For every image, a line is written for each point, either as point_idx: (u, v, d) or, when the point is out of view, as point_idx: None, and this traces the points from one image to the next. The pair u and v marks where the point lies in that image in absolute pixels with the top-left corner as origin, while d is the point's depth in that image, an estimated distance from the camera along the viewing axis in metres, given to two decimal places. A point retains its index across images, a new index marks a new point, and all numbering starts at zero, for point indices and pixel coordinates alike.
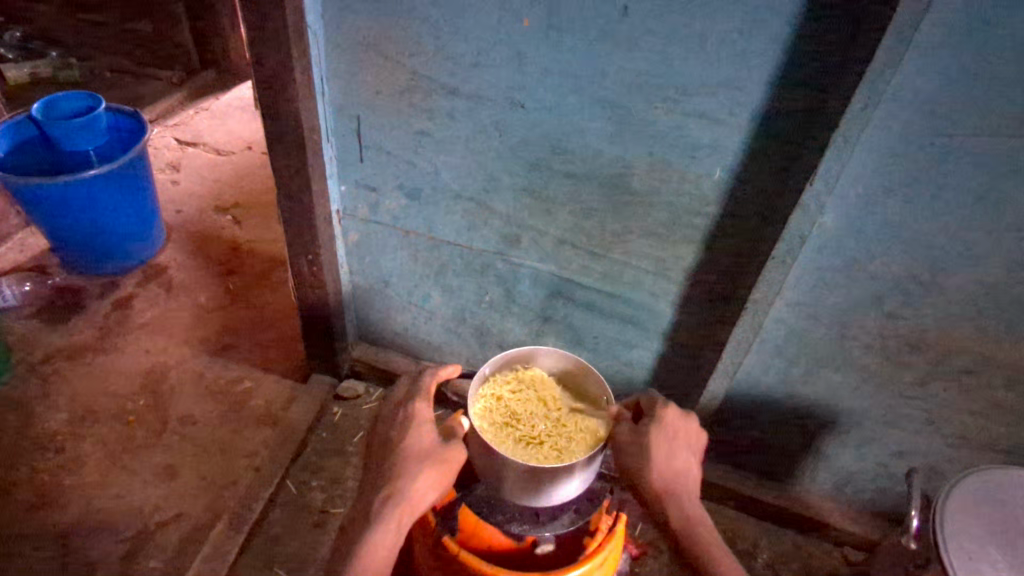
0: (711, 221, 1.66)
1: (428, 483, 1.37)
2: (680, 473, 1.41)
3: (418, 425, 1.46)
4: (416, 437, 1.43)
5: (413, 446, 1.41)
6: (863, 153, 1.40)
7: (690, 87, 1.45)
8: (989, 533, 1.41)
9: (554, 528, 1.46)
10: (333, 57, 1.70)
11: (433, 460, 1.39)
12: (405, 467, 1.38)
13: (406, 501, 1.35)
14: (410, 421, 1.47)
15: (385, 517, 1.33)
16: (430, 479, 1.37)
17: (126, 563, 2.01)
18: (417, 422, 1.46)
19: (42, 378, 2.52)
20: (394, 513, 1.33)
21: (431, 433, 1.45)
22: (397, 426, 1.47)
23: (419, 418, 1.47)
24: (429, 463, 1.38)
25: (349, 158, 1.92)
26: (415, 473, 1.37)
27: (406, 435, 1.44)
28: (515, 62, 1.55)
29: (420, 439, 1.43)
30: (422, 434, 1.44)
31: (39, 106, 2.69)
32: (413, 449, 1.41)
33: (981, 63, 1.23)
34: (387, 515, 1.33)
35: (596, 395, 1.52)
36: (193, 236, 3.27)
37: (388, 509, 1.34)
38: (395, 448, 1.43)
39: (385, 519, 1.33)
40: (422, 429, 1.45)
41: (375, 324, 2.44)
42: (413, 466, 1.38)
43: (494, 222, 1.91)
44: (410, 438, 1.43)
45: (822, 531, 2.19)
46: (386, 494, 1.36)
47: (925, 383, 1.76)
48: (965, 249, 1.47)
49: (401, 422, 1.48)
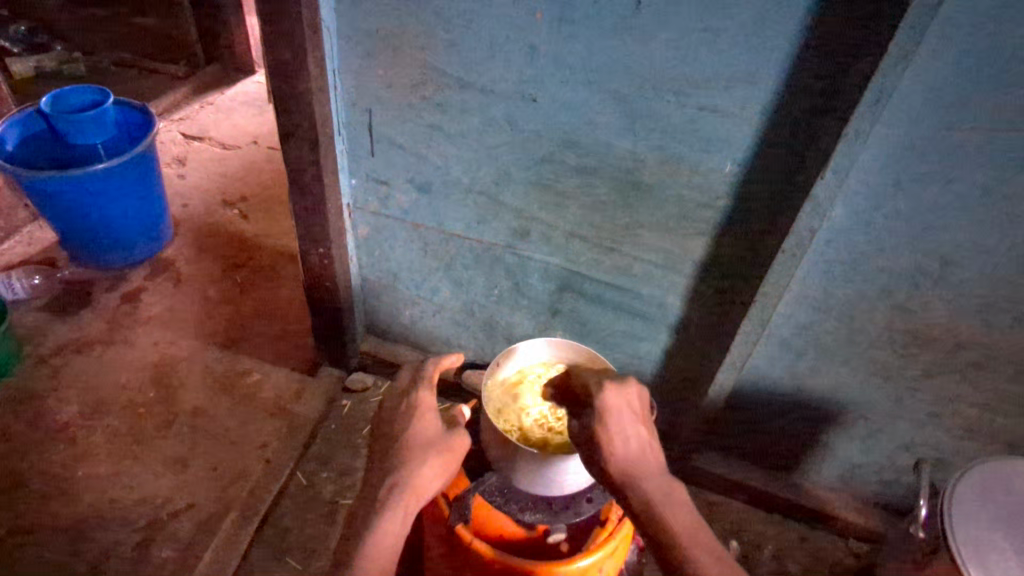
0: (722, 215, 1.68)
1: (434, 470, 1.40)
2: (631, 454, 1.26)
3: (421, 413, 1.49)
4: (419, 425, 1.47)
5: (417, 434, 1.44)
6: (872, 146, 1.42)
7: (702, 83, 1.46)
8: (994, 521, 1.43)
9: (566, 518, 1.52)
10: (347, 51, 1.71)
11: (438, 449, 1.42)
12: (409, 456, 1.40)
13: (412, 489, 1.37)
14: (413, 410, 1.50)
15: (391, 505, 1.34)
16: (436, 467, 1.40)
17: (139, 552, 2.03)
18: (420, 410, 1.50)
19: (52, 369, 2.54)
20: (401, 500, 1.35)
21: (435, 421, 1.48)
22: (399, 415, 1.50)
23: (422, 406, 1.51)
24: (434, 451, 1.42)
25: (360, 152, 1.93)
26: (420, 461, 1.40)
27: (410, 424, 1.47)
28: (528, 56, 1.56)
29: (424, 427, 1.46)
30: (426, 423, 1.47)
31: (48, 100, 2.69)
32: (417, 437, 1.44)
33: (995, 58, 1.24)
34: (392, 503, 1.34)
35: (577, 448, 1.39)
36: (200, 229, 3.29)
37: (394, 497, 1.35)
38: (398, 437, 1.45)
39: (392, 507, 1.34)
40: (425, 417, 1.48)
41: (383, 318, 2.45)
42: (418, 454, 1.41)
43: (504, 215, 1.92)
44: (413, 425, 1.46)
45: (827, 522, 2.20)
46: (391, 483, 1.37)
47: (932, 376, 1.78)
48: (973, 243, 1.49)
49: (404, 410, 1.50)
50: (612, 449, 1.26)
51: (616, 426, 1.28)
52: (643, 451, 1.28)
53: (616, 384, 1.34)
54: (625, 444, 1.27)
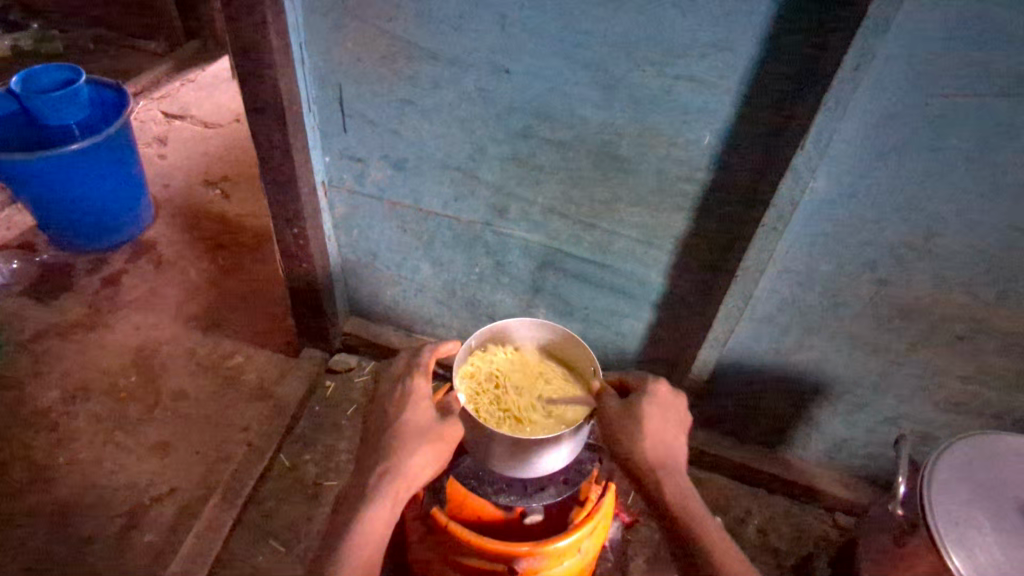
0: (703, 188, 1.63)
1: (425, 459, 1.35)
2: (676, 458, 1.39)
3: (414, 401, 1.42)
4: (412, 413, 1.40)
5: (409, 423, 1.38)
6: (854, 115, 1.36)
7: (678, 50, 1.40)
8: (973, 498, 1.41)
9: (541, 499, 1.46)
10: (312, 23, 1.64)
11: (430, 438, 1.36)
12: (401, 443, 1.36)
13: (403, 477, 1.33)
14: (406, 398, 1.43)
15: (379, 494, 1.31)
16: (427, 456, 1.35)
17: (122, 537, 2.02)
18: (414, 397, 1.43)
19: (33, 355, 2.51)
20: (390, 490, 1.31)
21: (427, 410, 1.41)
22: (393, 402, 1.44)
23: (416, 394, 1.43)
24: (425, 440, 1.35)
25: (332, 128, 1.87)
26: (411, 450, 1.34)
27: (403, 412, 1.40)
28: (499, 25, 1.50)
29: (418, 415, 1.40)
30: (419, 412, 1.40)
31: (17, 80, 2.62)
32: (407, 426, 1.38)
33: (980, 20, 1.18)
34: (381, 492, 1.31)
35: (481, 393, 1.45)
36: (182, 210, 3.24)
37: (382, 485, 1.31)
38: (389, 426, 1.40)
39: (380, 495, 1.31)
40: (419, 406, 1.41)
41: (365, 297, 2.42)
42: (409, 442, 1.35)
43: (482, 191, 1.87)
44: (406, 414, 1.40)
45: (814, 497, 2.19)
46: (380, 471, 1.33)
47: (917, 349, 1.75)
48: (956, 215, 1.45)
49: (398, 397, 1.44)
50: (651, 440, 1.36)
51: (663, 423, 1.39)
52: (677, 452, 1.40)
53: (665, 386, 1.44)
54: (664, 439, 1.38)
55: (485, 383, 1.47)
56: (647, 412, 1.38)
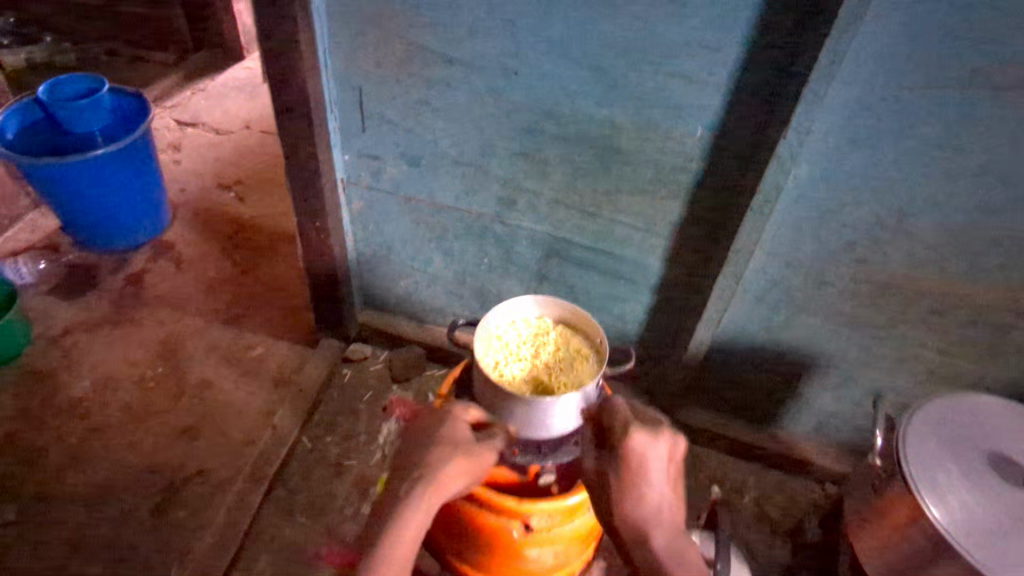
0: (696, 176, 1.78)
1: (458, 473, 1.42)
2: (655, 504, 1.43)
3: (455, 417, 1.52)
4: (451, 428, 1.49)
5: (448, 435, 1.47)
6: (830, 108, 1.52)
7: (671, 50, 1.55)
8: (942, 446, 1.56)
9: (556, 457, 1.59)
10: (336, 31, 1.79)
11: (464, 452, 1.44)
12: (438, 454, 1.44)
13: (436, 488, 1.41)
14: (448, 412, 1.53)
15: (414, 501, 1.40)
16: (459, 469, 1.42)
17: (156, 514, 2.15)
18: (455, 413, 1.52)
19: (62, 349, 2.64)
20: (424, 499, 1.40)
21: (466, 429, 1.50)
22: (437, 415, 1.53)
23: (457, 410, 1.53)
24: (460, 454, 1.44)
25: (352, 128, 2.02)
26: (446, 461, 1.42)
27: (444, 425, 1.50)
28: (509, 31, 1.65)
29: (457, 431, 1.49)
30: (458, 428, 1.49)
31: (43, 89, 2.76)
32: (445, 439, 1.47)
33: (937, 23, 1.34)
34: (415, 499, 1.40)
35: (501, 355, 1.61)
36: (198, 212, 3.37)
37: (417, 493, 1.40)
38: (430, 438, 1.49)
39: (415, 504, 1.40)
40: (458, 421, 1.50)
41: (380, 289, 2.56)
42: (445, 454, 1.43)
43: (492, 184, 2.02)
44: (446, 428, 1.49)
45: (804, 469, 2.33)
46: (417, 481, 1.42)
47: (896, 324, 1.90)
48: (925, 197, 1.60)
49: (443, 411, 1.54)
50: (631, 505, 1.42)
51: (643, 482, 1.42)
52: (666, 503, 1.44)
53: (640, 436, 1.42)
54: (647, 496, 1.42)
55: (506, 347, 1.64)
56: (624, 482, 1.42)
